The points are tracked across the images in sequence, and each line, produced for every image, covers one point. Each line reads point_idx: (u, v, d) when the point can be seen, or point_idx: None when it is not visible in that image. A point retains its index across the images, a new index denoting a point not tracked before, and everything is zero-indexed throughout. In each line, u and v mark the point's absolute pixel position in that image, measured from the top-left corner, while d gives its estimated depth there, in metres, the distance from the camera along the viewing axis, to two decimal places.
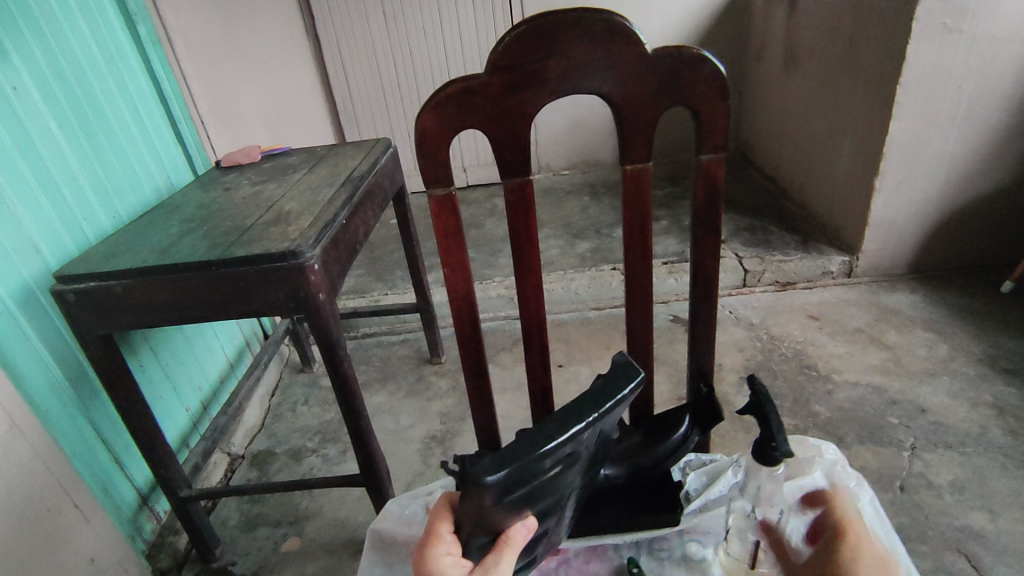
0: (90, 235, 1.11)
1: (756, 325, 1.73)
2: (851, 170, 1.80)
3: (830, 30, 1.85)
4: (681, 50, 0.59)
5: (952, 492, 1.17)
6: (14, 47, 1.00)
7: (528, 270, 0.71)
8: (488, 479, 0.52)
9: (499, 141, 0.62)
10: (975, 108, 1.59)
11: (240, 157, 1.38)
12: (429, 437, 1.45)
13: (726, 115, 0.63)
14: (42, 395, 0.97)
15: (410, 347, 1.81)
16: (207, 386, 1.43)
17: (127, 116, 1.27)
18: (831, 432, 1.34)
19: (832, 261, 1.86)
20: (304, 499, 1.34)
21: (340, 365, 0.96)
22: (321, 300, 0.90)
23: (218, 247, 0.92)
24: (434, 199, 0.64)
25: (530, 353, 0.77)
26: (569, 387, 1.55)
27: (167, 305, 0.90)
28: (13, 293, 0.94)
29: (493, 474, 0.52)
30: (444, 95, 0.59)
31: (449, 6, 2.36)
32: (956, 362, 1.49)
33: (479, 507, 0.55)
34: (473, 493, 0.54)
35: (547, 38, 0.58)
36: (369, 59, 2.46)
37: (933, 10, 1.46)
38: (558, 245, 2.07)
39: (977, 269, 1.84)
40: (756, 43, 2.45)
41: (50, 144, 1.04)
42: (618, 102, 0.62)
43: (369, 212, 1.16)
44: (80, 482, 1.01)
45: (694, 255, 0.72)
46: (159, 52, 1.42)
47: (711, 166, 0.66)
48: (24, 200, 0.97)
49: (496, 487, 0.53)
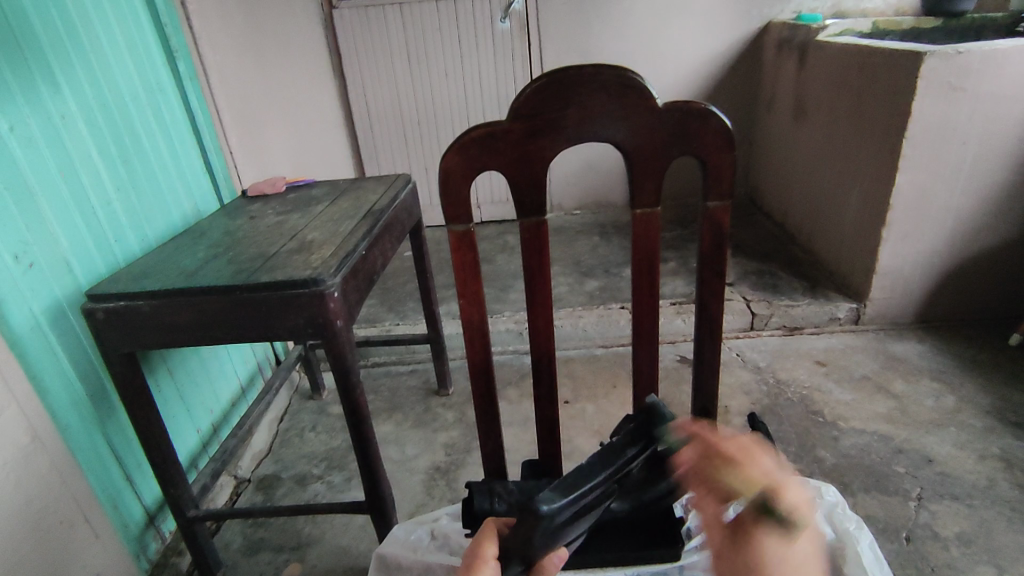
0: (120, 256, 1.15)
1: (763, 368, 1.74)
2: (858, 219, 1.84)
3: (837, 84, 1.92)
4: (690, 105, 0.64)
5: (959, 544, 1.16)
6: (65, 79, 1.07)
7: (541, 304, 0.74)
8: (543, 509, 0.56)
9: (517, 182, 0.66)
10: (979, 163, 1.64)
11: (266, 187, 1.44)
12: (434, 467, 1.47)
13: (732, 165, 0.67)
14: (64, 409, 1.00)
15: (418, 378, 1.83)
16: (219, 409, 1.46)
17: (161, 145, 1.34)
18: (836, 479, 1.34)
19: (840, 307, 1.87)
20: (306, 525, 1.35)
21: (352, 391, 0.98)
22: (338, 326, 0.93)
23: (243, 272, 0.96)
24: (454, 234, 0.68)
25: (539, 386, 0.79)
26: (575, 423, 1.56)
27: (191, 326, 0.94)
28: (44, 308, 0.98)
29: (550, 506, 0.56)
30: (470, 138, 0.63)
31: (470, 50, 2.47)
32: (962, 414, 1.49)
33: (526, 541, 0.57)
34: (525, 525, 0.56)
35: (567, 91, 0.63)
36: (392, 98, 2.56)
37: (937, 69, 1.52)
38: (568, 282, 2.11)
39: (984, 321, 1.85)
40: (766, 94, 2.52)
41: (89, 168, 1.10)
42: (630, 149, 0.66)
43: (387, 244, 1.20)
44: (92, 497, 1.03)
45: (700, 295, 0.75)
46: (196, 85, 1.49)
47: (716, 213, 0.70)
48: (61, 221, 1.03)
49: (552, 518, 0.56)
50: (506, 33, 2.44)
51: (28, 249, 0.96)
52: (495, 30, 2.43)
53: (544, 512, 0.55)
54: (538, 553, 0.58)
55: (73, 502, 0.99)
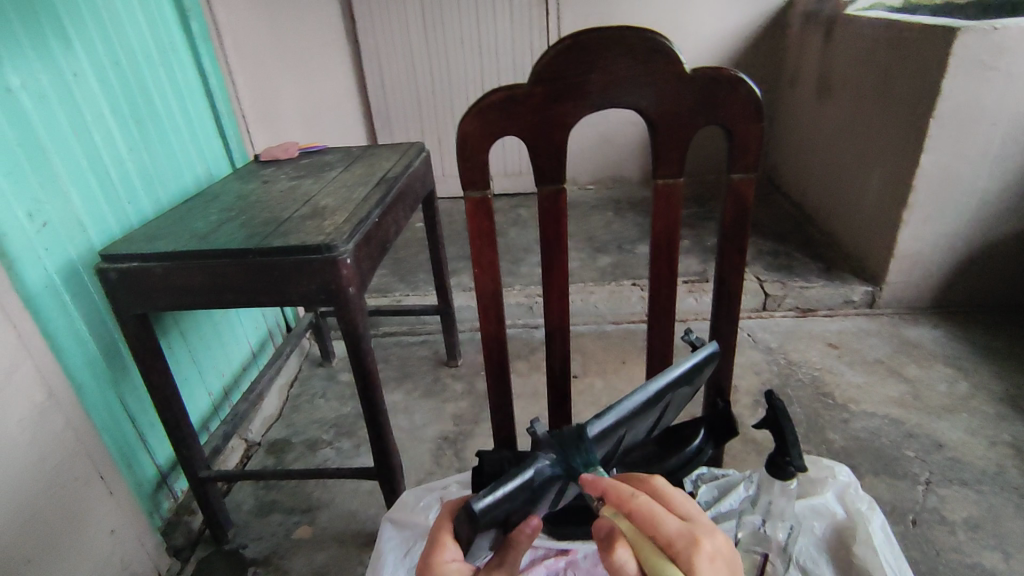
0: (132, 217, 1.15)
1: (774, 349, 1.73)
2: (879, 200, 1.80)
3: (865, 58, 1.86)
4: (719, 71, 0.61)
5: (966, 529, 1.16)
6: (77, 37, 1.05)
7: (556, 277, 0.73)
8: (707, 348, 0.68)
9: (536, 150, 0.65)
10: (1007, 146, 1.59)
11: (279, 152, 1.42)
12: (442, 437, 1.47)
13: (759, 136, 0.65)
14: (79, 368, 1.01)
15: (429, 348, 1.84)
16: (230, 373, 1.47)
17: (174, 106, 1.32)
18: (844, 460, 1.33)
19: (856, 290, 1.85)
20: (316, 489, 1.37)
21: (364, 358, 0.98)
22: (351, 293, 0.93)
23: (255, 237, 0.95)
24: (470, 201, 0.67)
25: (552, 358, 0.79)
26: (582, 398, 1.56)
27: (205, 289, 0.94)
28: (59, 268, 0.98)
29: (709, 347, 0.68)
30: (489, 102, 0.61)
31: (487, 17, 2.41)
32: (975, 400, 1.48)
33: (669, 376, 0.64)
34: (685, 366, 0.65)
35: (591, 54, 0.61)
36: (406, 65, 2.52)
37: (970, 46, 1.46)
38: (580, 257, 2.10)
39: (1003, 309, 1.82)
40: (789, 70, 2.46)
41: (101, 127, 1.09)
42: (653, 116, 0.64)
43: (400, 212, 1.19)
44: (106, 455, 1.04)
45: (718, 270, 0.74)
46: (209, 47, 1.47)
47: (741, 185, 0.68)
48: (75, 180, 1.02)
49: (701, 365, 0.67)
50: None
51: (41, 208, 0.95)
52: None
53: (705, 348, 0.68)
54: (647, 406, 0.61)
55: (88, 459, 1.00)
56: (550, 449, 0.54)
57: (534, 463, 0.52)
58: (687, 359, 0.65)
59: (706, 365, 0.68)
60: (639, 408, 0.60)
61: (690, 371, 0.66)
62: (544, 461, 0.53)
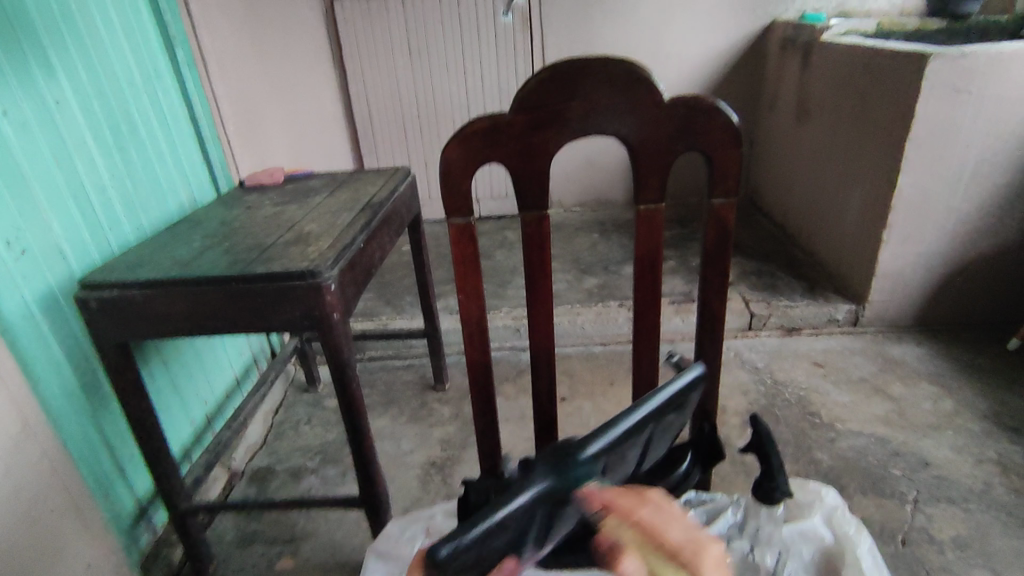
0: (113, 244, 1.14)
1: (761, 369, 1.74)
2: (859, 221, 1.83)
3: (841, 83, 1.91)
4: (698, 99, 0.63)
5: (954, 548, 1.16)
6: (60, 65, 1.05)
7: (540, 302, 0.73)
8: (692, 374, 0.67)
9: (519, 177, 0.65)
10: (981, 167, 1.63)
11: (263, 178, 1.42)
12: (429, 463, 1.46)
13: (739, 162, 0.65)
14: (57, 398, 0.99)
15: (415, 373, 1.82)
16: (213, 400, 1.44)
17: (158, 133, 1.32)
18: (832, 480, 1.33)
19: (839, 308, 1.87)
20: (300, 519, 1.34)
21: (349, 385, 0.97)
22: (335, 319, 0.92)
23: (238, 263, 0.95)
24: (454, 228, 0.67)
25: (537, 383, 0.79)
26: (570, 421, 1.55)
27: (187, 316, 0.93)
28: (36, 297, 0.96)
29: (693, 375, 0.67)
30: (472, 130, 0.62)
31: (473, 43, 2.45)
32: (959, 418, 1.49)
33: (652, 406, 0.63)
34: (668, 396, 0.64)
35: (571, 82, 0.62)
36: (392, 90, 2.54)
37: (941, 71, 1.51)
38: (566, 279, 2.10)
39: (983, 327, 1.85)
40: (768, 93, 2.51)
41: (83, 154, 1.08)
42: (634, 143, 0.65)
43: (385, 237, 1.19)
44: (82, 487, 1.01)
45: (701, 294, 0.74)
46: (194, 74, 1.48)
47: (722, 210, 0.69)
48: (55, 207, 1.01)
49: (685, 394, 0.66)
50: (509, 26, 2.43)
51: (20, 236, 0.94)
52: (497, 24, 2.42)
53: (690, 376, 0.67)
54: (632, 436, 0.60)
55: (64, 491, 0.97)
56: (532, 482, 0.52)
57: (514, 498, 0.50)
58: (669, 387, 0.65)
59: (692, 393, 0.67)
60: (622, 438, 0.59)
61: (674, 400, 0.65)
62: (524, 496, 0.50)
